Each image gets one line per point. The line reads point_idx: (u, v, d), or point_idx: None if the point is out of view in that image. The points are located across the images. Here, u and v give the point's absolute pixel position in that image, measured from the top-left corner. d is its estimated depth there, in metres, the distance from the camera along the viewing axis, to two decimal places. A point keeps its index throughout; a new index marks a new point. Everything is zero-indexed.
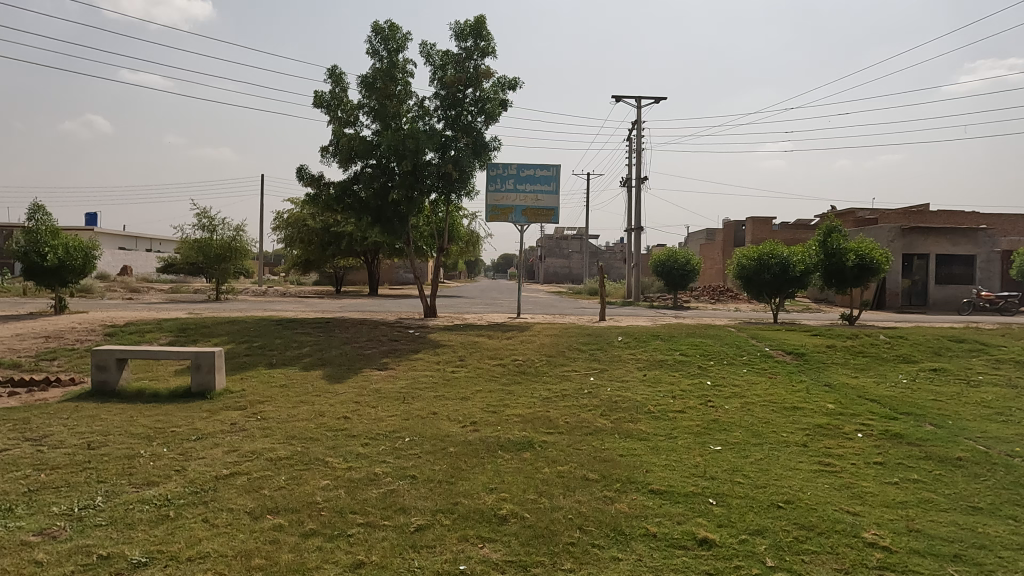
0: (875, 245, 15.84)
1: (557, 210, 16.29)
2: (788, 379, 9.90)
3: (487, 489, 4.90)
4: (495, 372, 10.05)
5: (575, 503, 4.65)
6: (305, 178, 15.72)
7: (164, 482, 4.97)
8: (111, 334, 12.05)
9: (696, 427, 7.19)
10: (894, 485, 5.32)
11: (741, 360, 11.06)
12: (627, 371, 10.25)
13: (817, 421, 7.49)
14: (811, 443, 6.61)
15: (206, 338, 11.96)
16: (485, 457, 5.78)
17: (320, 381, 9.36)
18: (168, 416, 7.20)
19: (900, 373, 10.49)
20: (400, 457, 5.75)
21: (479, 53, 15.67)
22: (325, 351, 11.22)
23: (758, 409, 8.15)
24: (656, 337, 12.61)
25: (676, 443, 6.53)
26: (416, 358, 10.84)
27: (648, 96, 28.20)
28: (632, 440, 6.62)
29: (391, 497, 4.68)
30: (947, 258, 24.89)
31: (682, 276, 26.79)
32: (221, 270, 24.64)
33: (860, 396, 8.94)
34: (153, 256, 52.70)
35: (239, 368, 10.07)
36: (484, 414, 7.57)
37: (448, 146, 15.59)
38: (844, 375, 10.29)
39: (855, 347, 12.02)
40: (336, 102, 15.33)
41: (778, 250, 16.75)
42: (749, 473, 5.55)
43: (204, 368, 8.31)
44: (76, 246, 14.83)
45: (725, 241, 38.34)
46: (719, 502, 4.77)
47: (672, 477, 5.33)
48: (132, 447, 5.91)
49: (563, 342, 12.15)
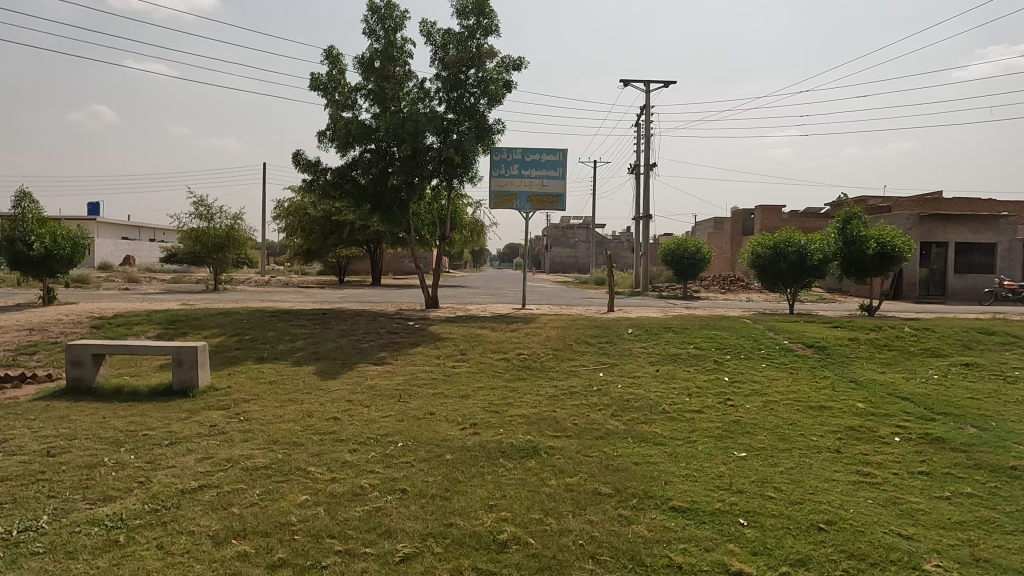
0: (898, 232, 15.25)
1: (564, 196, 15.61)
2: (811, 375, 9.26)
3: (486, 506, 4.33)
4: (499, 368, 9.47)
5: (587, 524, 4.06)
6: (302, 164, 15.13)
7: (121, 498, 4.41)
8: (98, 327, 11.54)
9: (717, 430, 6.58)
10: (947, 502, 4.70)
11: (759, 354, 10.45)
12: (638, 366, 9.64)
13: (849, 423, 6.87)
14: (845, 449, 5.99)
15: (197, 331, 11.41)
16: (484, 466, 5.21)
17: (312, 377, 8.81)
18: (143, 417, 6.64)
19: (930, 368, 9.83)
20: (390, 466, 5.18)
21: (483, 31, 14.96)
22: (319, 345, 10.66)
23: (782, 408, 7.53)
24: (668, 329, 11.99)
25: (695, 448, 5.93)
26: (415, 352, 10.27)
27: (657, 80, 27.65)
28: (647, 445, 6.03)
29: (377, 518, 4.09)
30: (967, 246, 24.12)
31: (692, 265, 26.06)
32: (221, 260, 24.10)
33: (892, 395, 8.30)
34: (156, 246, 52.46)
35: (226, 363, 9.52)
36: (486, 415, 6.99)
37: (449, 129, 14.89)
38: (871, 371, 9.63)
39: (880, 340, 11.35)
40: (332, 84, 14.68)
41: (795, 238, 15.88)
42: (781, 486, 4.94)
43: (186, 364, 7.75)
44: (64, 235, 14.30)
45: (733, 231, 37.60)
46: (751, 523, 4.17)
47: (694, 491, 4.74)
48: (96, 454, 5.36)
49: (570, 334, 11.54)
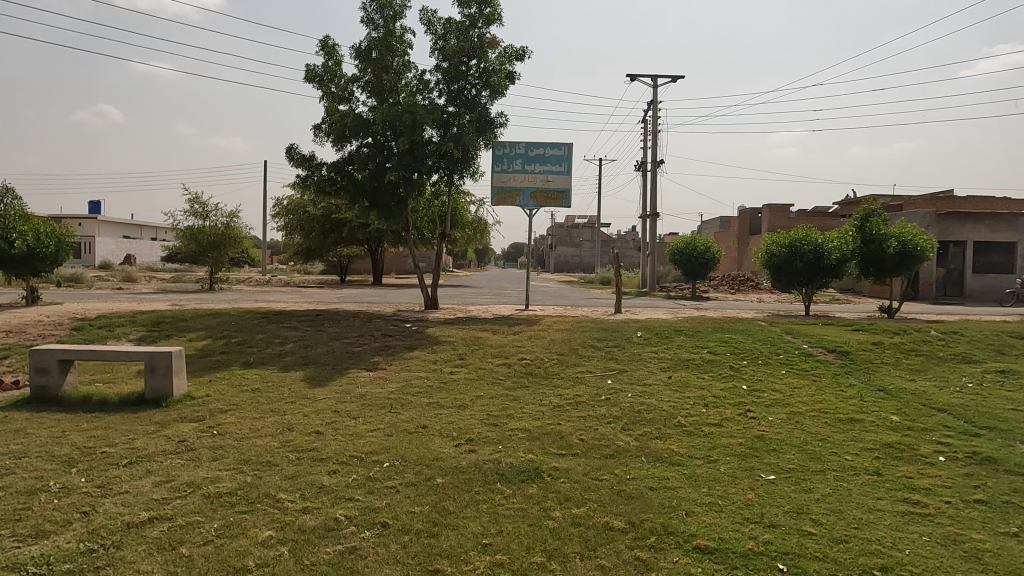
0: (920, 230, 14.52)
1: (569, 193, 14.97)
2: (836, 384, 8.56)
3: (478, 546, 3.72)
4: (499, 374, 8.82)
5: (597, 572, 3.45)
6: (296, 158, 14.54)
7: (56, 534, 3.82)
8: (78, 329, 10.95)
9: (740, 447, 5.92)
10: (1016, 540, 4.05)
11: (778, 360, 9.75)
12: (649, 373, 8.97)
13: (886, 439, 6.20)
14: (885, 471, 5.33)
15: (181, 333, 10.80)
16: (480, 492, 4.58)
17: (298, 384, 8.20)
18: (106, 431, 6.03)
19: (963, 376, 9.13)
20: (372, 493, 4.55)
21: (484, 20, 14.31)
22: (310, 349, 10.02)
23: (809, 422, 6.87)
24: (679, 333, 11.31)
25: (717, 470, 5.28)
26: (411, 357, 9.63)
27: (665, 75, 27.04)
28: (663, 465, 5.38)
29: (348, 563, 3.47)
30: (987, 246, 23.32)
31: (701, 265, 25.35)
32: (217, 258, 23.56)
33: (926, 406, 7.61)
34: (157, 245, 52.03)
35: (208, 369, 8.91)
36: (484, 429, 6.35)
37: (449, 122, 14.26)
38: (899, 379, 8.93)
39: (906, 344, 10.66)
40: (328, 76, 14.06)
41: (812, 236, 15.16)
42: (820, 518, 4.31)
43: (160, 371, 7.15)
44: (48, 232, 13.73)
45: (740, 231, 36.90)
46: (792, 569, 3.54)
47: (720, 526, 4.11)
48: (42, 476, 4.77)
49: (576, 337, 10.89)
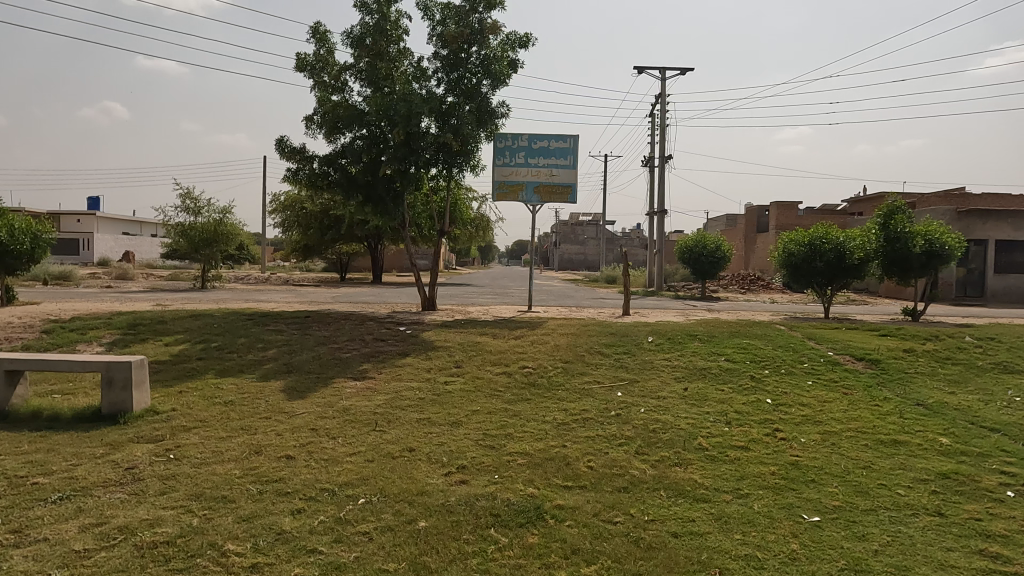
0: (948, 228, 13.56)
1: (574, 187, 14.16)
2: (869, 398, 7.73)
3: None
4: (498, 385, 8.03)
5: None
6: (287, 151, 13.79)
7: None
8: (48, 332, 10.24)
9: (773, 477, 5.12)
10: None
11: (803, 369, 8.94)
12: (663, 385, 8.16)
13: (941, 467, 5.39)
14: (948, 511, 4.53)
15: (158, 337, 10.05)
16: (470, 543, 3.80)
17: (277, 396, 7.45)
18: (47, 455, 5.29)
19: (1009, 388, 8.29)
20: (340, 542, 3.78)
21: (485, 4, 13.47)
22: (294, 356, 9.24)
23: (846, 444, 6.07)
24: (693, 338, 10.47)
25: (751, 509, 4.50)
26: (403, 364, 8.86)
27: (673, 68, 26.25)
28: (687, 502, 4.59)
29: None
30: (1009, 245, 22.45)
31: (712, 263, 24.44)
32: (210, 255, 22.80)
33: (976, 425, 6.78)
34: (156, 242, 51.49)
35: (181, 377, 8.16)
36: (479, 453, 5.55)
37: (448, 113, 13.46)
38: (938, 392, 8.09)
39: (939, 352, 9.83)
40: (320, 65, 13.31)
41: (832, 234, 14.36)
42: None
43: (118, 384, 6.40)
44: (23, 229, 13.00)
45: (748, 229, 36.01)
46: None
47: None
48: None
49: (581, 343, 10.06)
